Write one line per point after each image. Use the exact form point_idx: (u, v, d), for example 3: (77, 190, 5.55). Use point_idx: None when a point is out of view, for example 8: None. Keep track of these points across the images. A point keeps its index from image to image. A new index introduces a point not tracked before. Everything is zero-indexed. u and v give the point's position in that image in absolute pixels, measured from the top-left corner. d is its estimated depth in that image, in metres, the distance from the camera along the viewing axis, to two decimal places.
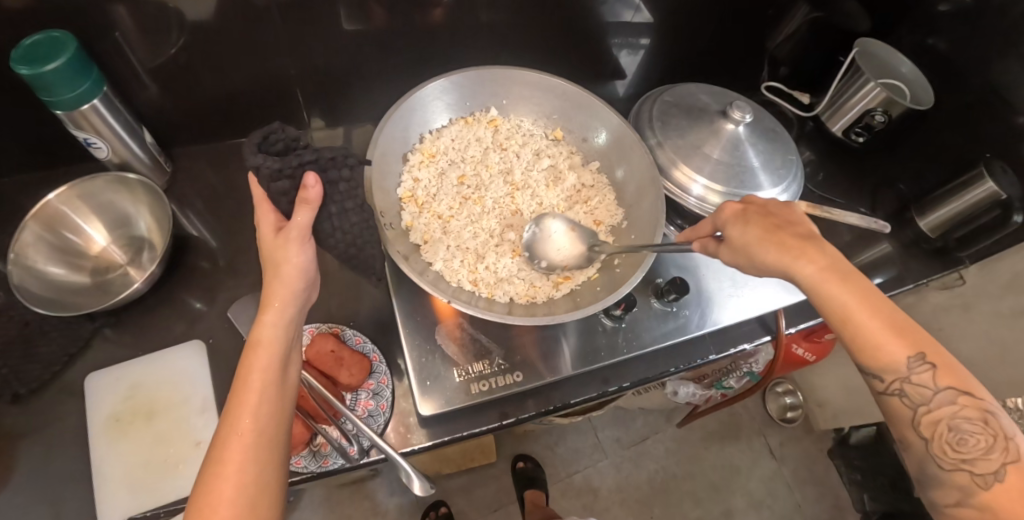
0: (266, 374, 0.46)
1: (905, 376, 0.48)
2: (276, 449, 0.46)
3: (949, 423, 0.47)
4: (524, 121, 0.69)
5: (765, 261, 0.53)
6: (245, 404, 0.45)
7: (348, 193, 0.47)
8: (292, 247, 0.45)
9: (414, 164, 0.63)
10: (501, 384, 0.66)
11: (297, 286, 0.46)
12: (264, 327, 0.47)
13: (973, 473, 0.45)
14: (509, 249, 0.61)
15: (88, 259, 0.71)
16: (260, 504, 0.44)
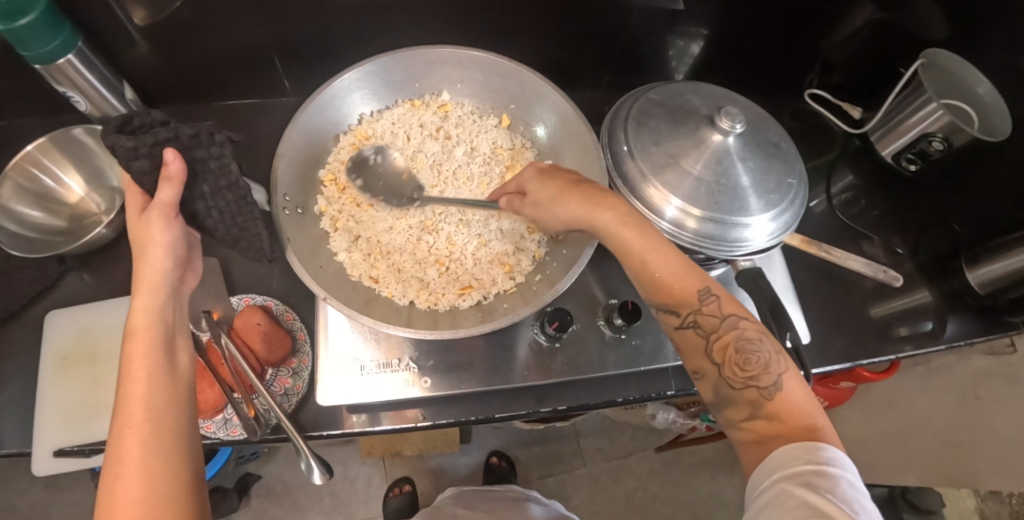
0: (151, 359, 0.47)
1: (699, 317, 0.51)
2: (178, 428, 0.46)
3: (729, 344, 0.50)
4: (476, 109, 0.64)
5: (567, 213, 0.53)
6: (135, 393, 0.45)
7: (219, 170, 0.48)
8: (159, 225, 0.48)
9: (343, 146, 0.60)
10: (411, 387, 0.63)
11: (166, 265, 0.48)
12: (138, 311, 0.48)
13: (759, 388, 0.48)
14: (424, 249, 0.58)
15: (66, 206, 0.76)
16: (170, 485, 0.44)
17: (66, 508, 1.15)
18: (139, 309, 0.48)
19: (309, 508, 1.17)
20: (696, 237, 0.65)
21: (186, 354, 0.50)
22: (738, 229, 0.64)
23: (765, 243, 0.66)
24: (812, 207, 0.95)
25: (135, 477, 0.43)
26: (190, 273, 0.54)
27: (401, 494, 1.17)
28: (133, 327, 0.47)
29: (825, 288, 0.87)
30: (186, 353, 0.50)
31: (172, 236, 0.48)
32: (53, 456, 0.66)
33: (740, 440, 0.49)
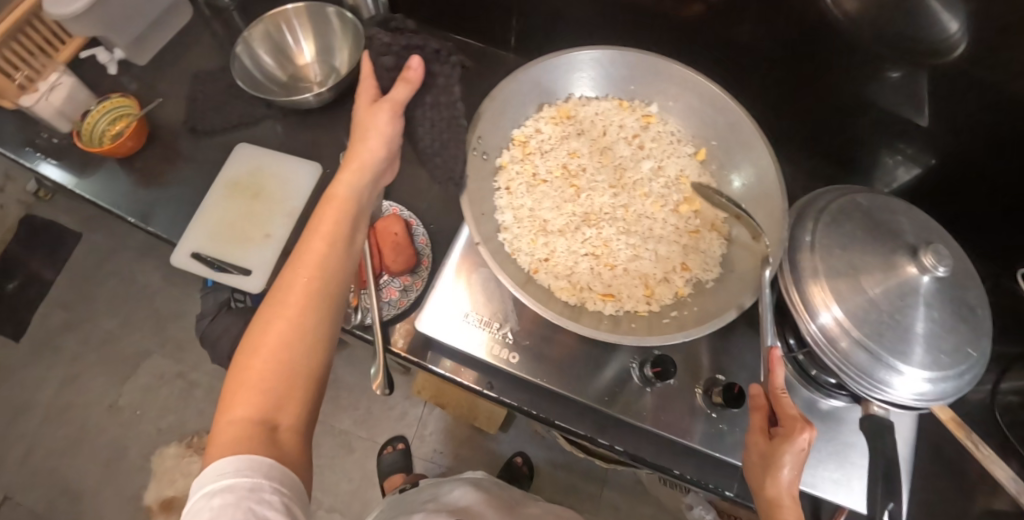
0: (337, 226, 0.53)
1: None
2: (332, 296, 0.51)
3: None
4: (678, 132, 0.62)
5: (759, 478, 0.52)
6: (313, 251, 0.51)
7: (444, 88, 0.54)
8: (383, 115, 0.53)
9: (543, 116, 0.61)
10: (498, 355, 0.64)
11: (380, 152, 0.55)
12: (340, 183, 0.54)
13: None
14: (578, 239, 0.56)
15: (293, 65, 0.85)
16: (307, 343, 0.49)
17: (168, 301, 1.32)
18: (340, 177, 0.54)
19: (342, 409, 1.23)
20: (841, 359, 0.59)
21: (359, 239, 0.56)
22: (890, 373, 0.57)
23: (914, 400, 0.58)
24: None
25: (287, 324, 0.49)
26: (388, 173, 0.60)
27: (393, 452, 1.17)
28: (334, 196, 0.54)
29: None
30: (360, 237, 0.56)
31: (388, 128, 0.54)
32: (189, 254, 0.76)
33: None
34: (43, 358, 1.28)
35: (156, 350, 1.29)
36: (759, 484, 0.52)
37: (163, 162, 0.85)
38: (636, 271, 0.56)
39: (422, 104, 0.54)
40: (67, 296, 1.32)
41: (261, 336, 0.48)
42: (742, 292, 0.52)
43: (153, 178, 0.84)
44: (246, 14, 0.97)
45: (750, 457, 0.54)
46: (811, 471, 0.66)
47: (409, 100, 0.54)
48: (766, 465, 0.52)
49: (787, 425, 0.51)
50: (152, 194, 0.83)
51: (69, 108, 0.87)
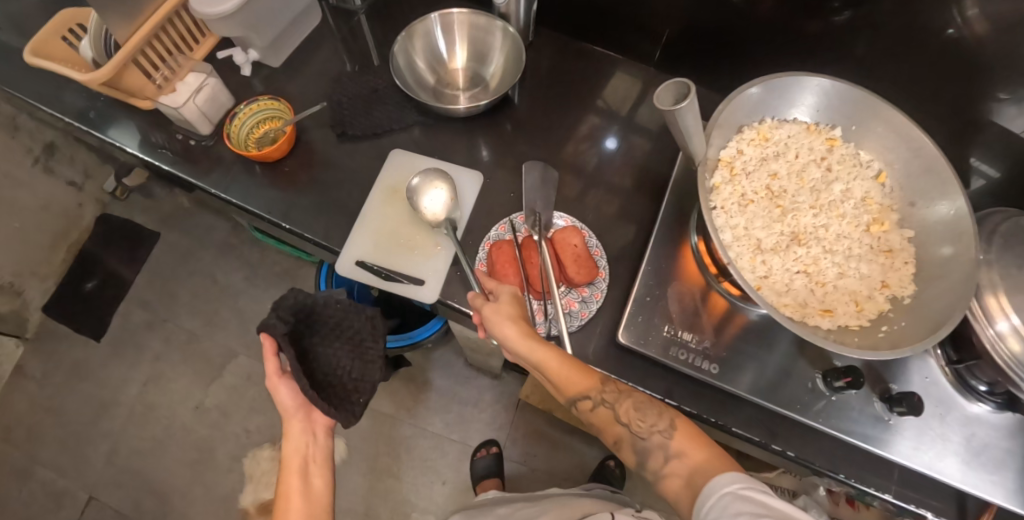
0: (297, 469, 0.62)
1: (600, 391, 0.62)
2: (318, 512, 0.60)
3: (633, 406, 0.61)
4: (861, 155, 0.66)
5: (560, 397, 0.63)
6: (292, 483, 0.60)
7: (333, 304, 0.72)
8: (283, 384, 0.65)
9: (744, 137, 0.63)
10: (693, 364, 0.67)
11: (290, 404, 0.64)
12: (291, 437, 0.63)
13: None
14: (790, 257, 0.59)
15: (443, 71, 0.87)
16: None
17: (250, 301, 1.30)
18: (290, 440, 0.63)
19: (434, 412, 1.25)
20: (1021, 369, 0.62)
21: (318, 479, 0.63)
22: None
23: None
24: None
25: None
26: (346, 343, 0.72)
27: (487, 455, 1.18)
28: (294, 438, 0.63)
29: None
30: (323, 439, 0.65)
31: (294, 400, 0.65)
32: (355, 262, 0.76)
33: None
34: (126, 357, 1.27)
35: (241, 351, 1.27)
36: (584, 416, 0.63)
37: (307, 166, 0.84)
38: (845, 288, 0.59)
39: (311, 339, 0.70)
40: (149, 295, 1.31)
41: None
42: (953, 301, 0.54)
43: (301, 182, 0.83)
44: (377, 18, 0.97)
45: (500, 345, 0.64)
46: (973, 474, 0.67)
47: (278, 364, 0.65)
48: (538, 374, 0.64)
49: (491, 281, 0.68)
50: (298, 198, 0.82)
51: (209, 109, 0.87)
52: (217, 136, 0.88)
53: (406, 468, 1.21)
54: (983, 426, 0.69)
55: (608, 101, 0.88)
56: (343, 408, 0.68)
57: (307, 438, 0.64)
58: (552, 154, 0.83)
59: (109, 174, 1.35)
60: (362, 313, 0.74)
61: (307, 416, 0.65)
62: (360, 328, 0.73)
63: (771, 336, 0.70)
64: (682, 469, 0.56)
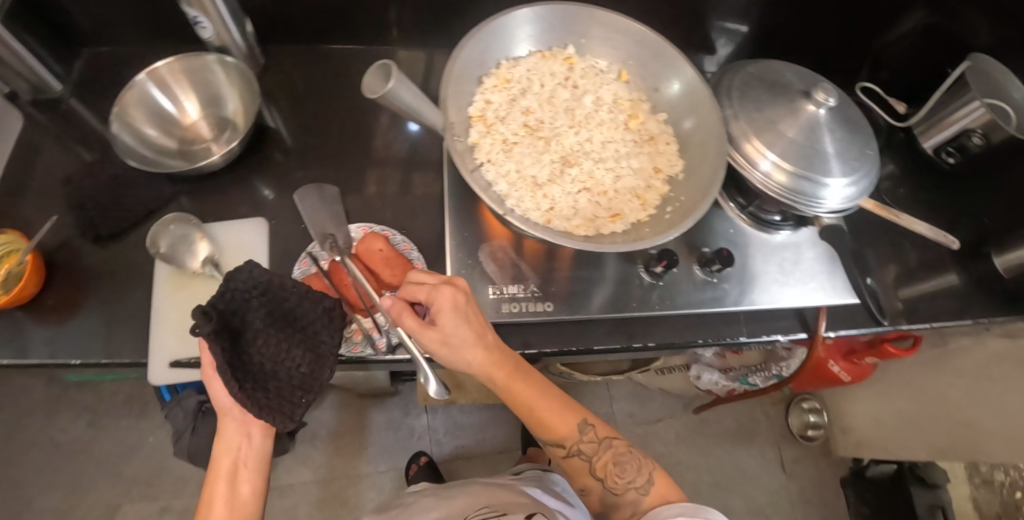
0: (228, 462, 0.62)
1: (578, 439, 0.67)
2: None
3: (612, 463, 0.67)
4: (598, 63, 0.69)
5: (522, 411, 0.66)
6: (217, 489, 0.61)
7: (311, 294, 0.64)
8: (216, 376, 0.61)
9: (487, 87, 0.64)
10: (530, 310, 0.68)
11: (224, 401, 0.62)
12: (223, 435, 0.63)
13: (637, 490, 0.66)
14: (568, 181, 0.61)
15: (179, 128, 0.78)
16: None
17: (110, 444, 1.15)
18: (223, 438, 0.63)
19: (355, 455, 1.20)
20: (790, 192, 0.71)
21: (247, 485, 0.63)
22: (822, 188, 0.72)
23: (841, 205, 0.73)
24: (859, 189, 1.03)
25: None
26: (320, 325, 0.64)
27: (419, 469, 1.16)
28: (229, 436, 0.63)
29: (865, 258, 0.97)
30: (260, 439, 0.65)
31: (229, 399, 0.62)
32: (167, 366, 0.69)
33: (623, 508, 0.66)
34: None
35: (124, 500, 1.13)
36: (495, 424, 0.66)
37: (76, 290, 0.72)
38: (625, 187, 0.62)
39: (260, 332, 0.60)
40: None
41: None
42: (716, 167, 0.60)
43: (75, 308, 0.72)
44: (87, 96, 0.85)
45: (462, 369, 0.61)
46: (789, 291, 0.78)
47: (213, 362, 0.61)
48: (456, 348, 0.59)
49: (431, 298, 0.57)
50: (76, 327, 0.71)
51: None
52: None
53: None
54: (784, 248, 0.81)
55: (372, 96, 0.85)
56: (278, 411, 0.59)
57: (241, 438, 0.63)
58: (336, 168, 0.80)
59: None
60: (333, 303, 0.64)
61: (244, 417, 0.63)
62: (314, 318, 0.63)
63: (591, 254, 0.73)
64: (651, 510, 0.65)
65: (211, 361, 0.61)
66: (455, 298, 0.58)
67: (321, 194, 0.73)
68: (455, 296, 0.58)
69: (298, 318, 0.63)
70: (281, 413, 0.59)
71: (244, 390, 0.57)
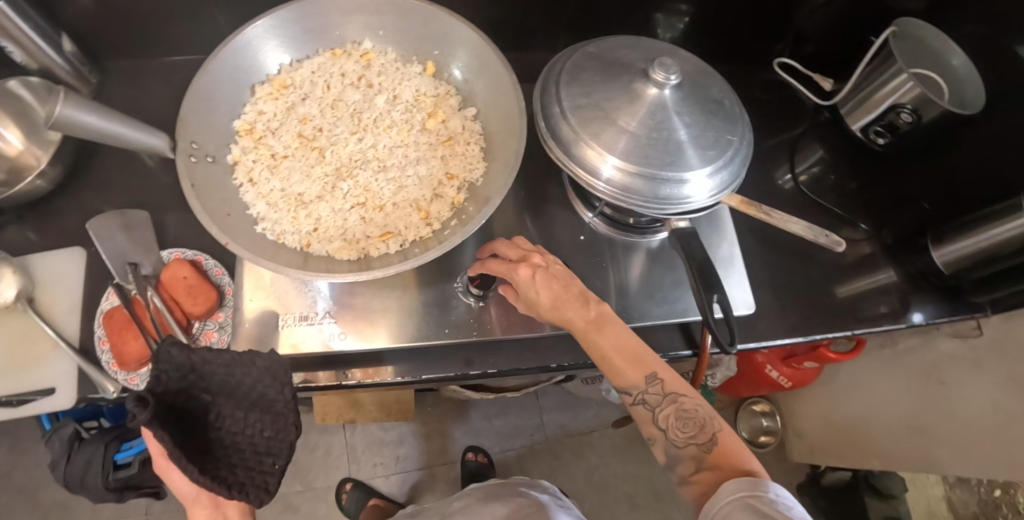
0: None
1: (642, 390, 0.54)
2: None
3: (674, 414, 0.53)
4: (399, 56, 0.61)
5: (627, 357, 0.54)
6: None
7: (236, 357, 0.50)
8: (172, 466, 0.52)
9: (258, 96, 0.57)
10: (333, 340, 0.61)
11: (186, 488, 0.52)
12: None
13: (700, 444, 0.52)
14: (340, 196, 0.55)
15: (5, 159, 0.75)
16: None
17: (31, 469, 1.16)
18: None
19: None
20: (635, 195, 0.61)
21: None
22: (671, 186, 0.61)
23: (700, 201, 0.62)
24: (778, 183, 0.86)
25: None
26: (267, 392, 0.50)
27: (348, 494, 1.12)
28: None
29: (783, 258, 0.80)
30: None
31: (190, 486, 0.52)
32: None
33: (695, 492, 0.52)
34: None
35: None
36: (622, 373, 0.54)
37: None
38: (407, 200, 0.55)
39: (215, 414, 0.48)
40: None
41: None
42: (505, 173, 0.53)
43: None
44: None
45: (539, 310, 0.57)
46: (658, 306, 0.68)
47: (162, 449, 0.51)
48: (534, 301, 0.57)
49: (507, 275, 0.58)
50: None
51: None
52: None
53: None
54: (655, 257, 0.71)
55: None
56: (249, 486, 0.47)
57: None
58: (165, 189, 0.76)
59: None
60: (267, 355, 0.50)
61: (215, 502, 0.53)
62: (256, 381, 0.50)
63: (421, 273, 0.66)
64: (712, 481, 0.50)
65: (162, 449, 0.52)
66: (530, 268, 0.56)
67: (124, 224, 0.69)
68: (532, 264, 0.57)
69: (245, 385, 0.50)
70: (252, 488, 0.47)
71: (208, 474, 0.45)
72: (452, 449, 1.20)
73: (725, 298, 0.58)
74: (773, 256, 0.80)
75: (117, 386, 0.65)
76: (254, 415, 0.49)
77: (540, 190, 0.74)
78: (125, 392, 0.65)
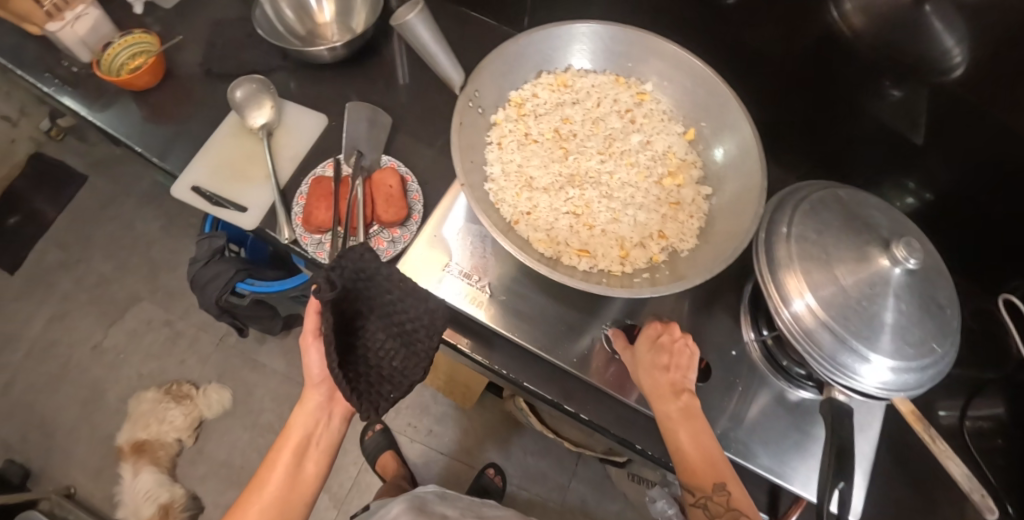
0: (301, 431, 0.63)
1: (707, 495, 0.52)
2: (295, 506, 0.61)
3: None
4: (670, 108, 0.64)
5: (703, 459, 0.54)
6: (282, 457, 0.61)
7: (403, 284, 0.55)
8: (314, 345, 0.63)
9: (539, 81, 0.63)
10: (472, 306, 0.66)
11: (315, 370, 0.63)
12: (302, 412, 0.63)
13: None
14: (561, 197, 0.58)
15: (312, 22, 0.88)
16: (290, 501, 0.60)
17: (164, 251, 1.34)
18: (303, 410, 0.63)
19: None
20: (812, 345, 0.59)
21: (313, 466, 0.63)
22: (853, 357, 0.58)
23: (869, 388, 0.59)
24: (941, 417, 0.79)
25: (273, 499, 0.59)
26: (415, 327, 0.55)
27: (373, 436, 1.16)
28: (307, 413, 0.64)
29: (912, 496, 0.73)
30: (336, 422, 0.66)
31: (318, 370, 0.63)
32: (191, 187, 0.77)
33: None
34: (35, 294, 1.30)
35: (146, 297, 1.30)
36: (695, 471, 0.54)
37: (178, 105, 0.86)
38: (614, 233, 0.58)
39: (371, 319, 0.54)
40: (66, 233, 1.34)
41: (260, 493, 0.60)
42: (713, 260, 0.53)
43: (169, 118, 0.85)
44: None
45: (642, 380, 0.59)
46: (759, 454, 0.65)
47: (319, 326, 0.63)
48: (641, 369, 0.59)
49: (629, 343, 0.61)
50: (160, 130, 0.85)
51: (91, 38, 0.90)
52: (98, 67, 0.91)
53: None
54: (784, 410, 0.68)
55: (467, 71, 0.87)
56: (364, 398, 0.51)
57: (321, 415, 0.64)
58: (406, 107, 0.83)
59: (45, 115, 1.38)
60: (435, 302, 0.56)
61: (328, 396, 0.65)
62: (417, 316, 0.55)
63: (565, 292, 0.68)
64: None
65: (314, 329, 0.64)
66: (658, 329, 0.61)
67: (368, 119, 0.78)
68: (653, 337, 0.60)
69: (404, 315, 0.55)
70: (365, 401, 0.51)
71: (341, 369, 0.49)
72: (477, 456, 1.21)
73: (848, 490, 0.54)
74: (903, 487, 0.73)
75: (291, 235, 0.72)
76: (397, 340, 0.54)
77: (714, 288, 0.73)
78: (293, 243, 0.73)
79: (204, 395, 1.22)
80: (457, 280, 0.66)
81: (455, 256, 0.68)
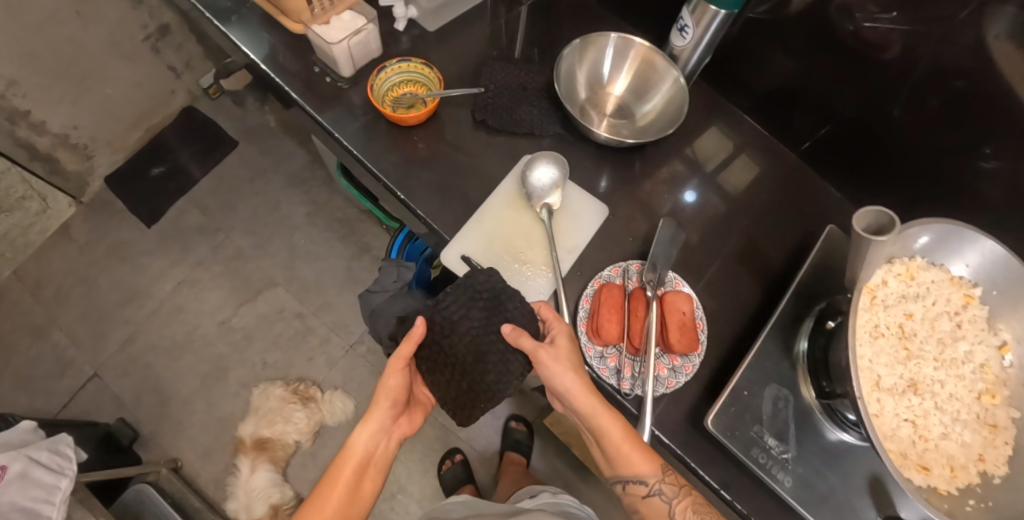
0: (362, 450, 0.66)
1: (659, 482, 0.62)
2: (353, 516, 0.64)
3: (688, 509, 0.62)
4: (998, 323, 0.62)
5: (644, 462, 0.62)
6: (342, 477, 0.64)
7: (506, 300, 0.66)
8: (398, 371, 0.66)
9: (891, 271, 0.63)
10: (769, 471, 0.62)
11: (387, 395, 0.66)
12: (360, 435, 0.66)
13: None
14: (903, 403, 0.61)
15: (598, 89, 0.86)
16: (350, 517, 0.63)
17: (305, 240, 1.31)
18: (366, 430, 0.66)
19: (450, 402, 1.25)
20: None
21: (369, 483, 0.66)
22: None
23: None
24: None
25: (335, 512, 0.62)
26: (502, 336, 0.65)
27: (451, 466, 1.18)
28: (369, 432, 0.66)
29: None
30: (392, 442, 0.69)
31: (395, 385, 0.66)
32: (463, 256, 0.75)
33: None
34: (170, 251, 1.28)
35: (282, 284, 1.27)
36: (642, 472, 0.62)
37: (439, 150, 0.81)
38: (944, 450, 0.59)
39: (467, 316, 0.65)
40: (210, 196, 1.32)
41: (319, 510, 0.62)
42: None
43: (429, 162, 0.80)
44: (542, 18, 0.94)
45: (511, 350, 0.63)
46: None
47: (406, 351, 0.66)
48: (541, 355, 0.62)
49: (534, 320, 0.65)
50: (420, 174, 0.80)
51: (357, 52, 0.84)
52: (355, 83, 0.86)
53: (405, 453, 1.22)
54: None
55: (739, 189, 0.84)
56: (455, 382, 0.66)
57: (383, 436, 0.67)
58: (679, 215, 0.81)
59: (208, 71, 1.37)
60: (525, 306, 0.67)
61: (393, 413, 0.67)
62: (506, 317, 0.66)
63: (847, 464, 0.64)
64: None
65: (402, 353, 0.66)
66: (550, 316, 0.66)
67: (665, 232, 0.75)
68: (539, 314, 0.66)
69: (488, 338, 0.64)
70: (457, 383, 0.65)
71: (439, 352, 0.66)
72: None
73: None
74: None
75: None
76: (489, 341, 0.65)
77: None
78: None
79: (329, 401, 1.20)
80: (760, 441, 0.63)
81: (760, 414, 0.64)
